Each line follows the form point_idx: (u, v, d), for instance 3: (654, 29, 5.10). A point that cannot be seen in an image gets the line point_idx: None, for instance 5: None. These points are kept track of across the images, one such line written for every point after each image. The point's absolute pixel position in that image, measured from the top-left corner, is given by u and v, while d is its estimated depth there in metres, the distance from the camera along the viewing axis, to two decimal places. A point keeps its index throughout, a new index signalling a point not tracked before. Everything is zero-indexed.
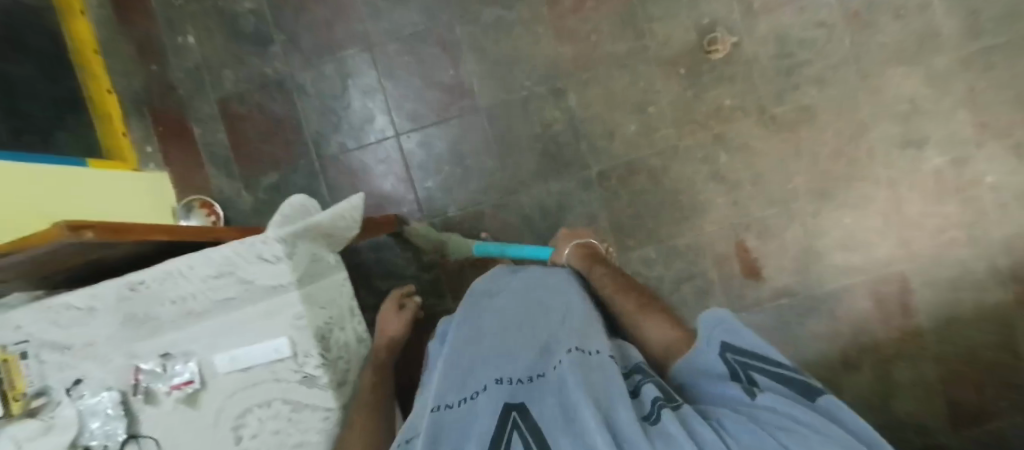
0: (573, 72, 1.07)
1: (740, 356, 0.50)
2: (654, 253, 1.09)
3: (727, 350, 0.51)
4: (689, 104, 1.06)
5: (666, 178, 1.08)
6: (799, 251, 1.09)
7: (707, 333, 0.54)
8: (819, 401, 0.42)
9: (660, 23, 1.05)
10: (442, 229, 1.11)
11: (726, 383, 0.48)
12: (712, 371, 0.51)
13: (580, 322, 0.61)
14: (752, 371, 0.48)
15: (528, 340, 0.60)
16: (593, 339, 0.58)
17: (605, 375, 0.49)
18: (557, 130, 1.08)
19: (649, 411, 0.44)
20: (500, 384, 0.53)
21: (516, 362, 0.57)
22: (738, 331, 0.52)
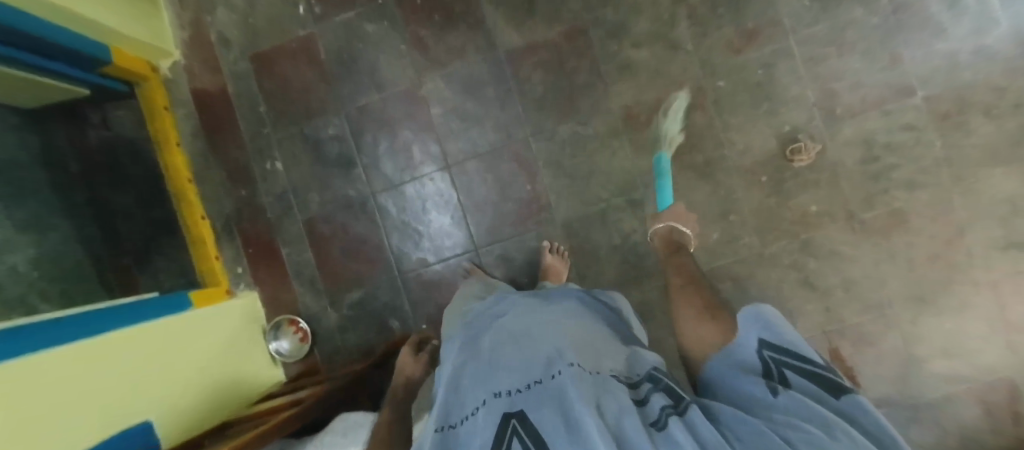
0: (651, 183, 1.06)
1: (779, 355, 0.45)
2: None
3: (765, 347, 0.47)
4: (772, 213, 1.03)
5: (752, 285, 1.04)
6: (895, 358, 1.02)
7: (745, 328, 0.50)
8: (846, 400, 0.36)
9: (738, 131, 1.03)
10: None
11: (752, 379, 0.43)
12: (746, 368, 0.46)
13: (579, 339, 0.56)
14: (784, 369, 0.43)
15: (529, 349, 0.54)
16: (595, 353, 0.53)
17: (617, 390, 0.44)
18: (637, 240, 1.07)
19: (659, 416, 0.39)
20: (498, 398, 0.47)
21: (514, 374, 0.50)
22: (774, 324, 0.47)
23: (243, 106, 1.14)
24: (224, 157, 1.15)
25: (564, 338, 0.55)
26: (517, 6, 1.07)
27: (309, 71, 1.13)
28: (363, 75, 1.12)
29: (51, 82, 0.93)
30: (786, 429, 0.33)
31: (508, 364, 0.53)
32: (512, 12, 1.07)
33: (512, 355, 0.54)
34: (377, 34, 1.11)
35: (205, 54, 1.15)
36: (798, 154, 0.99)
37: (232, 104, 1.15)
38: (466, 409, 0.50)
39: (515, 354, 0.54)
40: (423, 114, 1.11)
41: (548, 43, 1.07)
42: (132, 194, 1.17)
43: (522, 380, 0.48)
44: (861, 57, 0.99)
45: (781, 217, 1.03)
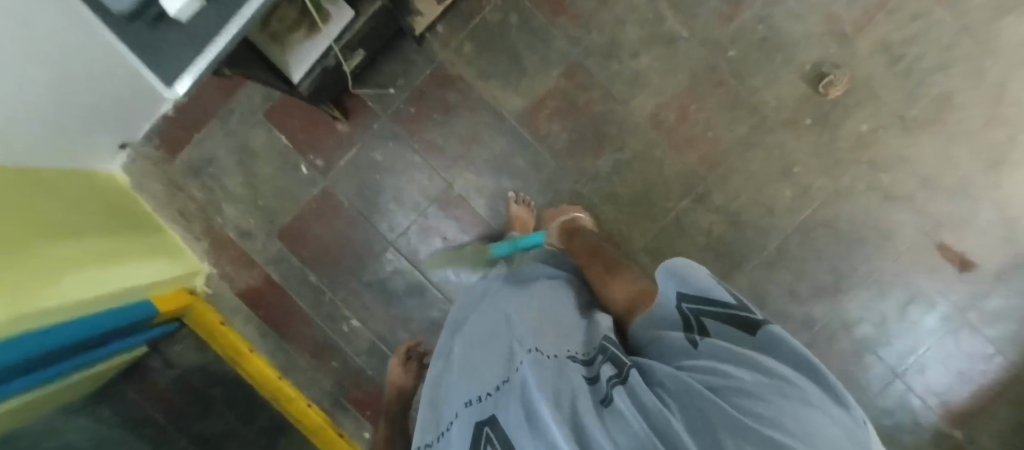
0: (707, 173, 1.05)
1: (695, 304, 0.41)
2: (867, 294, 1.05)
3: (682, 300, 0.42)
4: (831, 149, 1.02)
5: (841, 222, 1.03)
6: (997, 225, 1.02)
7: (662, 289, 0.44)
8: (760, 334, 0.34)
9: (764, 90, 1.02)
10: None
11: (674, 336, 0.41)
12: (673, 333, 0.41)
13: (536, 324, 0.50)
14: (702, 320, 0.39)
15: (495, 349, 0.48)
16: (556, 336, 0.47)
17: (569, 374, 0.38)
18: (719, 230, 1.05)
19: (606, 390, 0.35)
20: (469, 406, 0.41)
21: (480, 376, 0.44)
22: (685, 272, 0.41)
23: (293, 284, 1.11)
24: (303, 344, 1.12)
25: (523, 327, 0.49)
26: (507, 72, 1.05)
27: (340, 222, 1.10)
28: (392, 202, 1.09)
29: (110, 359, 0.91)
30: (719, 379, 0.30)
31: (474, 368, 0.47)
32: (505, 79, 1.05)
33: (478, 358, 0.48)
34: (387, 159, 1.08)
35: (232, 253, 1.11)
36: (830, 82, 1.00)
37: (283, 288, 1.11)
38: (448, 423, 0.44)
39: (484, 354, 0.48)
40: (466, 212, 1.09)
41: (553, 91, 1.05)
42: (228, 414, 1.08)
43: (486, 383, 0.43)
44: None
45: (842, 148, 1.02)
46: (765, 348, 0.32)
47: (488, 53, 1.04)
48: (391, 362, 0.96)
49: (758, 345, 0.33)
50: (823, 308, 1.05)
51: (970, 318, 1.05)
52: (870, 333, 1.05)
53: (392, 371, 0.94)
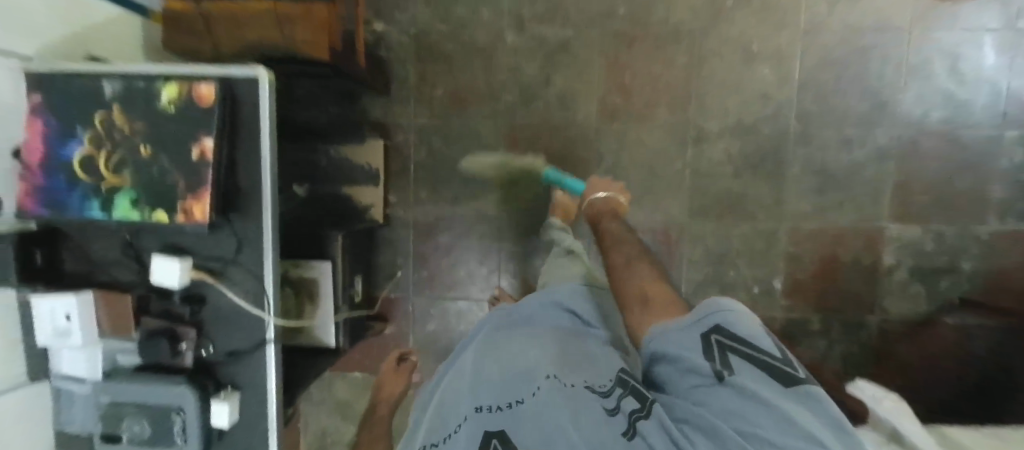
0: (686, 115, 0.98)
1: (729, 339, 0.36)
2: (914, 87, 0.95)
3: (715, 331, 0.36)
4: (770, 5, 0.94)
5: (835, 52, 0.95)
6: None
7: (691, 316, 0.39)
8: (797, 387, 0.32)
9: (669, 13, 0.95)
10: (793, 300, 1.02)
11: (703, 367, 0.35)
12: (692, 361, 0.36)
13: (553, 353, 0.46)
14: (729, 354, 0.35)
15: (507, 368, 0.44)
16: (575, 361, 0.44)
17: (590, 404, 0.36)
18: (739, 148, 0.98)
19: (629, 422, 0.34)
20: (478, 414, 0.38)
21: (495, 387, 0.41)
22: (735, 317, 0.37)
23: None
24: None
25: (539, 354, 0.45)
26: (465, 183, 1.05)
27: None
28: None
29: None
30: (741, 415, 0.31)
31: (479, 384, 0.43)
32: (468, 190, 1.05)
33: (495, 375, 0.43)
34: (438, 322, 1.10)
35: None
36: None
37: None
38: (448, 425, 0.40)
39: (492, 376, 0.44)
40: None
41: (510, 166, 1.04)
42: None
43: (496, 397, 0.40)
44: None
45: None
46: (800, 404, 0.31)
47: (438, 183, 1.05)
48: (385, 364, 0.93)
49: (795, 400, 0.31)
50: (885, 132, 0.96)
51: None
52: (946, 113, 0.95)
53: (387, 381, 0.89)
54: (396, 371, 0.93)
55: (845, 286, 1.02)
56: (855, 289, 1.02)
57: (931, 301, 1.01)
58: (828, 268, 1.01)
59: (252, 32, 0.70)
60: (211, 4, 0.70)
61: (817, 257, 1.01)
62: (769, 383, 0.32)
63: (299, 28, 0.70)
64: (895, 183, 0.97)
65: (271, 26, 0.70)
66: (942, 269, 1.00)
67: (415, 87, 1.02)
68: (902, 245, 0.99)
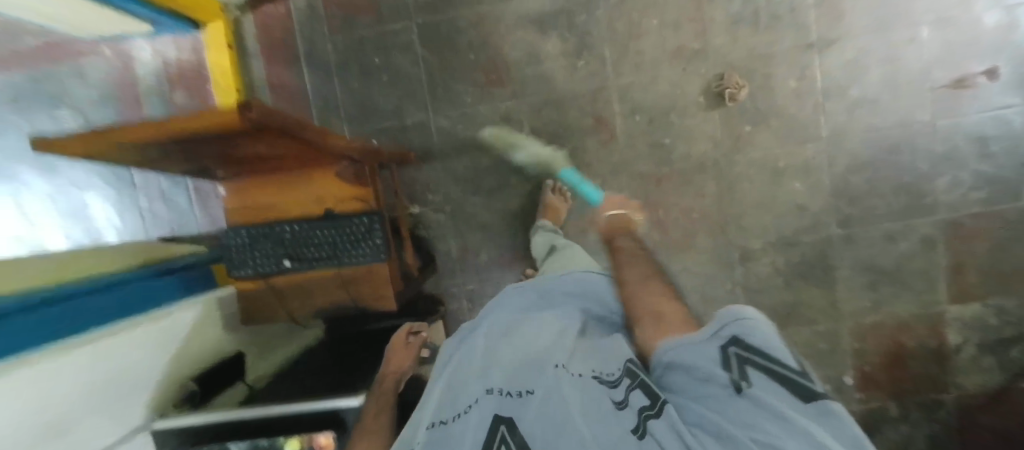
0: (726, 238, 1.00)
1: (746, 351, 0.35)
2: (950, 176, 0.95)
3: (733, 343, 0.36)
4: (789, 125, 0.95)
5: (864, 156, 0.95)
6: (983, 19, 0.90)
7: (710, 326, 0.39)
8: (815, 403, 0.30)
9: (692, 148, 0.97)
10: (862, 390, 1.05)
11: (711, 384, 0.35)
12: (704, 366, 0.36)
13: (562, 340, 0.46)
14: (747, 367, 0.34)
15: (519, 356, 0.43)
16: (577, 348, 0.45)
17: (599, 399, 0.36)
18: (784, 261, 1.00)
19: (638, 423, 0.33)
20: (488, 396, 0.37)
21: (513, 372, 0.41)
22: (752, 322, 0.36)
23: None
24: None
25: (545, 343, 0.45)
26: None
27: None
28: None
29: None
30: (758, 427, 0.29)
31: (509, 370, 0.41)
32: None
33: (509, 359, 0.43)
34: None
35: None
36: (735, 84, 0.92)
37: None
38: (458, 405, 0.38)
39: (506, 362, 0.43)
40: None
41: None
42: None
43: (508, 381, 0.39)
44: (643, 7, 0.93)
45: (794, 112, 0.95)
46: (814, 416, 0.29)
47: None
48: (394, 336, 0.73)
49: (807, 416, 0.29)
50: (927, 221, 0.97)
51: None
52: (987, 193, 0.95)
53: (398, 350, 0.71)
54: (404, 343, 0.73)
55: (913, 368, 1.03)
56: (923, 370, 1.03)
57: (1007, 371, 1.00)
58: (894, 355, 1.03)
59: (321, 296, 0.75)
60: (276, 278, 0.74)
61: (878, 345, 1.03)
62: (782, 399, 0.30)
63: (363, 286, 0.74)
64: (947, 267, 0.98)
65: (337, 289, 0.74)
66: (1009, 338, 1.00)
67: (459, 257, 1.05)
68: (965, 323, 1.00)
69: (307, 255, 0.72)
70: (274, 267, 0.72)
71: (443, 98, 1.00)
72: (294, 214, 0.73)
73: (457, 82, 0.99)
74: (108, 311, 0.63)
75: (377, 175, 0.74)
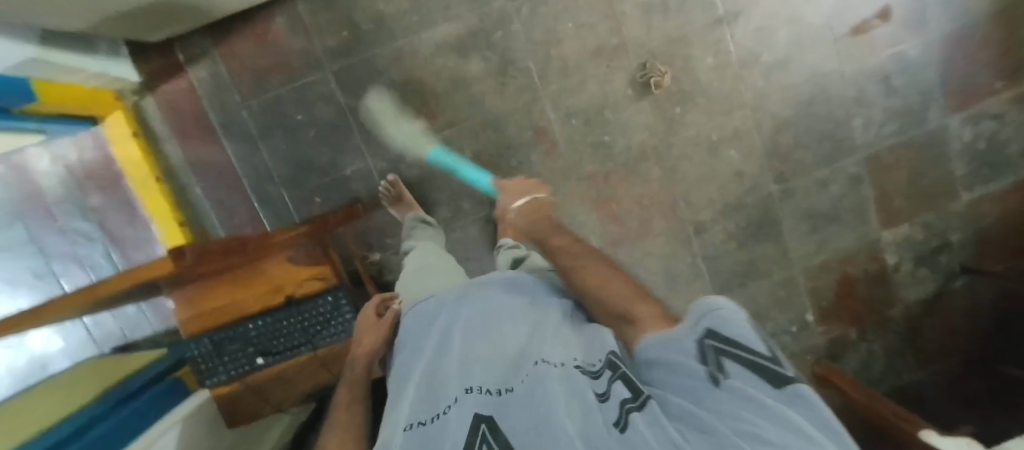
0: (679, 216, 1.04)
1: (724, 341, 0.31)
2: (864, 117, 1.02)
3: (709, 336, 0.32)
4: (714, 99, 0.99)
5: (787, 114, 1.01)
6: None
7: (687, 321, 0.35)
8: (791, 389, 0.26)
9: (630, 139, 1.00)
10: (823, 322, 1.15)
11: (687, 373, 0.31)
12: (683, 357, 0.32)
13: (528, 339, 0.42)
14: (725, 359, 0.30)
15: (485, 358, 0.39)
16: (553, 341, 0.42)
17: (580, 391, 0.32)
18: (735, 225, 1.06)
19: (619, 415, 0.29)
20: (468, 394, 0.34)
21: (480, 372, 0.37)
22: (727, 315, 0.32)
23: None
24: None
25: (523, 343, 0.42)
26: None
27: None
28: None
29: None
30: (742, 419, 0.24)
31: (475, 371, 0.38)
32: None
33: (476, 359, 0.39)
34: None
35: None
36: (658, 71, 0.94)
37: None
38: (436, 407, 0.35)
39: (471, 364, 0.39)
40: None
41: None
42: None
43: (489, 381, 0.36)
44: (556, 13, 0.94)
45: (717, 87, 0.98)
46: (801, 409, 0.25)
47: None
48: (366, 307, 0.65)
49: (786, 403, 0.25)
50: (851, 162, 1.05)
51: (942, 28, 0.99)
52: (897, 126, 1.03)
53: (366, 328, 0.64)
54: (377, 319, 0.64)
55: (862, 293, 1.13)
56: (871, 293, 1.13)
57: (937, 278, 1.12)
58: (844, 286, 1.13)
59: (306, 380, 0.72)
60: (253, 377, 0.73)
61: (828, 280, 1.12)
62: (763, 387, 0.27)
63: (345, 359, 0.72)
64: (875, 198, 1.07)
65: (319, 369, 0.72)
66: (937, 248, 1.11)
67: None
68: (899, 244, 1.10)
69: (279, 348, 0.71)
70: (248, 366, 0.71)
71: (377, 141, 0.98)
72: (253, 310, 0.71)
73: (387, 121, 0.96)
74: (117, 434, 0.65)
75: (331, 252, 0.76)
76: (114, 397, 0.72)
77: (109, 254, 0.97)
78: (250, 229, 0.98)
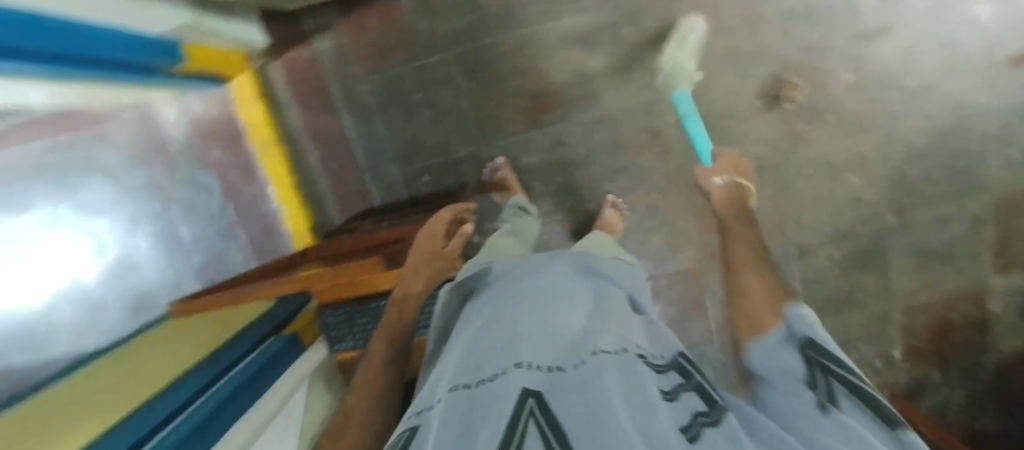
0: (783, 237, 1.02)
1: (824, 359, 0.39)
2: (1005, 154, 0.95)
3: (808, 348, 0.40)
4: (846, 121, 0.93)
5: (919, 143, 0.95)
6: None
7: (780, 329, 0.44)
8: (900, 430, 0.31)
9: (748, 153, 0.96)
10: (913, 361, 1.11)
11: (798, 395, 0.37)
12: (786, 372, 0.40)
13: (586, 322, 0.44)
14: (831, 379, 0.37)
15: (546, 338, 0.41)
16: (609, 327, 0.43)
17: (648, 390, 0.34)
18: (839, 252, 1.03)
19: (688, 423, 0.32)
20: (520, 368, 0.36)
21: (539, 345, 0.39)
22: (824, 336, 0.41)
23: None
24: None
25: (580, 324, 0.44)
26: None
27: None
28: None
29: None
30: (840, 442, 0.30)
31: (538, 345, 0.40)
32: None
33: (538, 335, 0.41)
34: None
35: None
36: (792, 86, 0.90)
37: None
38: (484, 372, 0.37)
39: (536, 338, 0.41)
40: None
41: None
42: None
43: (544, 361, 0.37)
44: (691, 12, 0.89)
45: (851, 107, 0.93)
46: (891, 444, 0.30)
47: None
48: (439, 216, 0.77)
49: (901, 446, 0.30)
50: (978, 200, 0.99)
51: None
52: None
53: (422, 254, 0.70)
54: (437, 249, 0.72)
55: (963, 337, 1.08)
56: (970, 338, 1.08)
57: None
58: (943, 328, 1.08)
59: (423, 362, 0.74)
60: None
61: (928, 320, 1.07)
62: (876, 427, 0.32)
63: None
64: (997, 241, 1.01)
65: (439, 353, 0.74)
66: None
67: None
68: (1012, 292, 1.04)
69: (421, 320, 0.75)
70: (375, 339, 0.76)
71: (490, 126, 0.98)
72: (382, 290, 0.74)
73: (502, 110, 0.96)
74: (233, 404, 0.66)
75: (456, 241, 0.75)
76: (227, 357, 0.76)
77: (224, 208, 1.00)
78: (357, 198, 1.04)
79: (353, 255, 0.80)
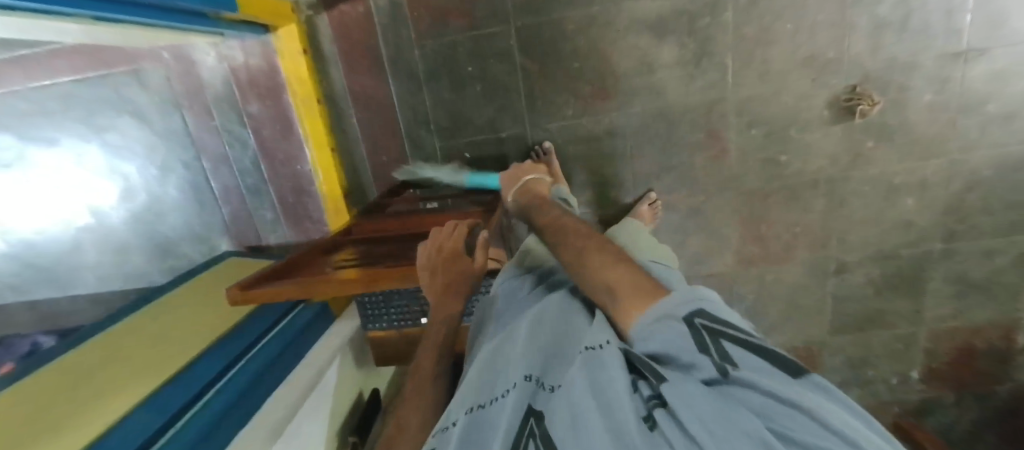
0: (825, 253, 1.00)
1: (712, 322, 0.34)
2: None
3: (698, 316, 0.34)
4: (914, 142, 0.89)
5: (985, 173, 0.91)
6: None
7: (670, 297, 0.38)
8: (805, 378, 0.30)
9: (806, 164, 0.93)
10: (926, 383, 1.12)
11: (693, 364, 0.33)
12: (667, 345, 0.34)
13: (569, 322, 0.45)
14: (723, 343, 0.33)
15: (534, 345, 0.43)
16: (583, 323, 0.45)
17: (614, 380, 0.33)
18: (878, 273, 1.02)
19: (647, 409, 0.32)
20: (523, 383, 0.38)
21: (529, 358, 0.42)
22: (716, 305, 0.36)
23: None
24: None
25: (560, 327, 0.45)
26: None
27: None
28: None
29: None
30: (774, 417, 0.27)
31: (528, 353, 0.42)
32: None
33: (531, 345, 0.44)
34: None
35: None
36: (869, 100, 0.85)
37: None
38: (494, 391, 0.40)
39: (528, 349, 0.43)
40: None
41: None
42: None
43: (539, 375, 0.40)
44: (778, 9, 0.83)
45: (923, 129, 0.88)
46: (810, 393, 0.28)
47: None
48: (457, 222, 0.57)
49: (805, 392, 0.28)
50: None
51: None
52: None
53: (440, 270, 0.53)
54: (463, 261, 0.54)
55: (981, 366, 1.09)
56: (989, 368, 1.09)
57: None
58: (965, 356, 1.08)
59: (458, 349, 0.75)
60: (410, 330, 0.79)
61: (951, 347, 1.08)
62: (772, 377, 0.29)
63: None
64: None
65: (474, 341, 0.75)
66: None
67: None
68: None
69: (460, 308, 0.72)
70: (411, 320, 0.78)
71: (541, 109, 0.93)
72: None
73: (557, 92, 0.92)
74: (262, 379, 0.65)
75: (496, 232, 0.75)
76: (243, 338, 0.71)
77: (258, 164, 0.93)
78: (396, 167, 1.04)
79: (381, 245, 0.70)
